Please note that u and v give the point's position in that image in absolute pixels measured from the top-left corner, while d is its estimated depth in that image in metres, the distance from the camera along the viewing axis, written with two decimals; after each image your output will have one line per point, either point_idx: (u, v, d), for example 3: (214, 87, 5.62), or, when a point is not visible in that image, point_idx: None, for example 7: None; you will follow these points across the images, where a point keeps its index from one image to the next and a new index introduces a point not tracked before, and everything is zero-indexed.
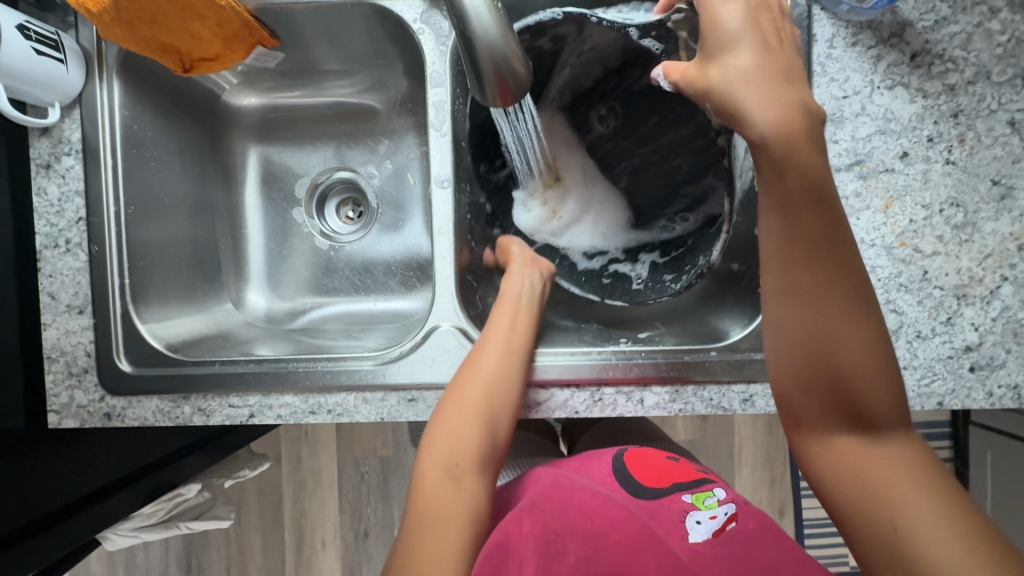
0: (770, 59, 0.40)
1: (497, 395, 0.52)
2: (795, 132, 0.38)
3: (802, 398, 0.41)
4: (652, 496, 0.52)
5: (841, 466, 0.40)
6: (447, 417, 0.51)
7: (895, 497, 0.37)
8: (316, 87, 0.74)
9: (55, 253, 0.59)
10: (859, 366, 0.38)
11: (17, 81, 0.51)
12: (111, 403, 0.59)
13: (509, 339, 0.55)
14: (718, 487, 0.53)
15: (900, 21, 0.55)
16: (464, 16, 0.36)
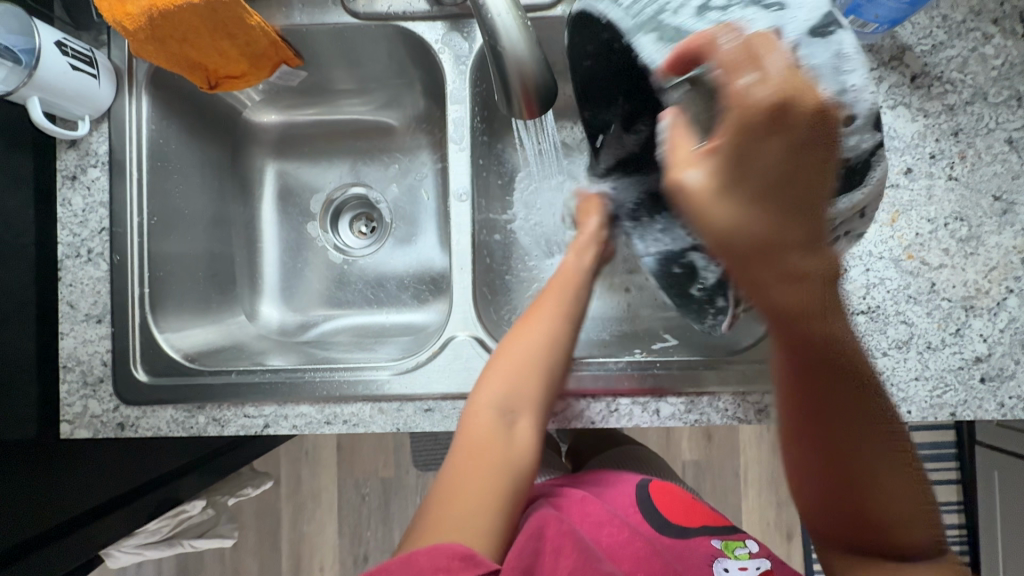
0: (787, 233, 0.30)
1: (549, 349, 0.56)
2: (800, 304, 0.29)
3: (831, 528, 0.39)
4: (679, 535, 0.52)
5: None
6: (503, 365, 0.55)
7: None
8: (334, 105, 0.76)
9: (77, 263, 0.60)
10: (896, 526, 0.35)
11: (51, 95, 0.53)
12: (125, 413, 0.59)
13: (564, 305, 0.58)
14: (750, 539, 0.53)
15: (899, 45, 0.57)
16: (496, 33, 0.38)
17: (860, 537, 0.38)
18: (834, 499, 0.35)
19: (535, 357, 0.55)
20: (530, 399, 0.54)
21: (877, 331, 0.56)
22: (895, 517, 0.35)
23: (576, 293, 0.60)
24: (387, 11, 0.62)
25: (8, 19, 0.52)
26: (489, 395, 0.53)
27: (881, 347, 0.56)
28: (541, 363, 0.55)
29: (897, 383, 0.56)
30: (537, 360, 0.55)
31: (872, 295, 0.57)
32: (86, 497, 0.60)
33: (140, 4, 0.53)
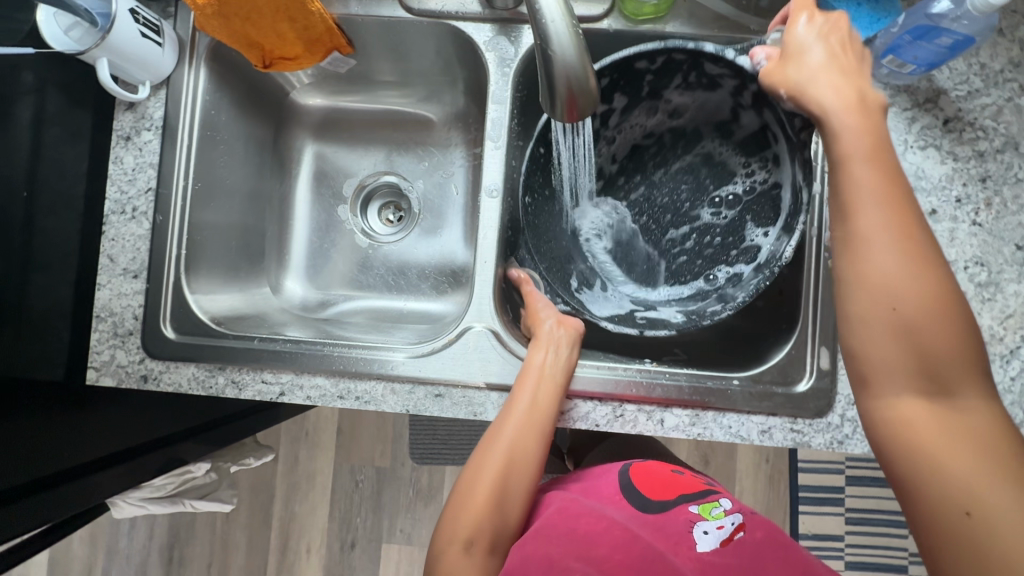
0: (849, 60, 0.46)
1: (512, 471, 0.53)
2: (853, 104, 0.44)
3: (888, 360, 0.41)
4: (659, 510, 0.53)
5: (922, 429, 0.41)
6: (467, 488, 0.53)
7: (955, 462, 0.40)
8: (377, 95, 0.78)
9: (121, 219, 0.63)
10: (925, 312, 0.40)
11: (119, 58, 0.56)
12: (149, 365, 0.61)
13: (530, 424, 0.54)
14: (724, 498, 0.55)
15: (935, 88, 0.58)
16: (549, 38, 0.40)
17: (908, 366, 0.41)
18: (891, 298, 0.41)
19: (497, 483, 0.52)
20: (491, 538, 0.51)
21: None
22: (929, 314, 0.40)
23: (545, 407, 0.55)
24: (440, 9, 0.64)
25: None
26: (454, 527, 0.51)
27: None
28: (502, 492, 0.52)
29: None
30: (502, 485, 0.52)
31: None
32: (97, 446, 0.62)
33: None
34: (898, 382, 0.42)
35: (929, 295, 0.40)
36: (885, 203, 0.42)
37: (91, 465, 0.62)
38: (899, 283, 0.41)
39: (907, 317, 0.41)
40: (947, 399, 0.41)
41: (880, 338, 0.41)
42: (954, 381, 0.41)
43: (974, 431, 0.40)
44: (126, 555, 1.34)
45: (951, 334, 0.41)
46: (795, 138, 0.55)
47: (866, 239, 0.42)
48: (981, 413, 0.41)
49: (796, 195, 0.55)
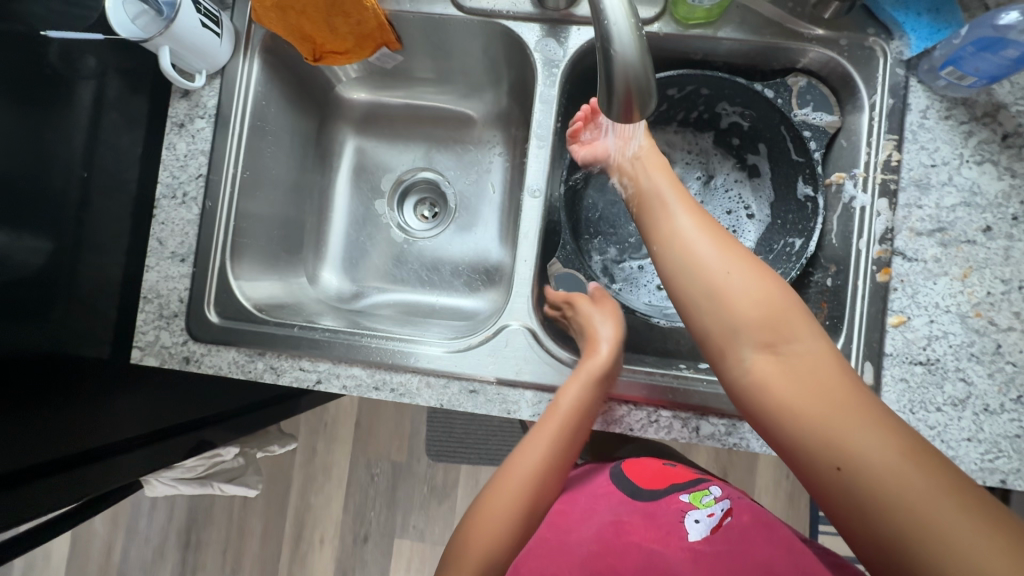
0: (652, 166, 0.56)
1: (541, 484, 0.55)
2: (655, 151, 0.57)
3: (737, 323, 0.45)
4: (650, 497, 0.58)
5: (772, 383, 0.43)
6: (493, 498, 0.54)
7: (833, 422, 0.40)
8: (420, 93, 0.79)
9: (172, 204, 0.63)
10: (736, 267, 0.47)
11: (180, 46, 0.57)
12: (192, 347, 0.62)
13: (570, 429, 0.55)
14: (714, 486, 0.59)
15: (995, 102, 0.57)
16: (611, 39, 0.40)
17: (754, 329, 0.45)
18: (700, 259, 0.48)
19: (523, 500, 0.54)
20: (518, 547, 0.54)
21: (934, 385, 0.56)
22: (741, 271, 0.46)
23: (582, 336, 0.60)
24: (492, 8, 0.63)
25: None
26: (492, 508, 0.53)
27: (935, 402, 0.55)
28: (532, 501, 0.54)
29: (948, 440, 0.55)
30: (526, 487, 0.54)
31: (933, 347, 0.56)
32: (124, 427, 0.64)
33: None
34: (739, 344, 0.45)
35: (735, 252, 0.48)
36: (680, 196, 0.52)
37: (120, 445, 0.64)
38: (713, 254, 0.48)
39: (728, 284, 0.46)
40: (786, 348, 0.44)
41: (712, 310, 0.46)
42: (790, 331, 0.44)
43: (818, 371, 0.42)
44: (145, 535, 1.36)
45: (762, 280, 0.46)
46: (801, 158, 0.63)
47: (671, 223, 0.50)
48: (819, 354, 0.43)
49: (802, 204, 0.63)
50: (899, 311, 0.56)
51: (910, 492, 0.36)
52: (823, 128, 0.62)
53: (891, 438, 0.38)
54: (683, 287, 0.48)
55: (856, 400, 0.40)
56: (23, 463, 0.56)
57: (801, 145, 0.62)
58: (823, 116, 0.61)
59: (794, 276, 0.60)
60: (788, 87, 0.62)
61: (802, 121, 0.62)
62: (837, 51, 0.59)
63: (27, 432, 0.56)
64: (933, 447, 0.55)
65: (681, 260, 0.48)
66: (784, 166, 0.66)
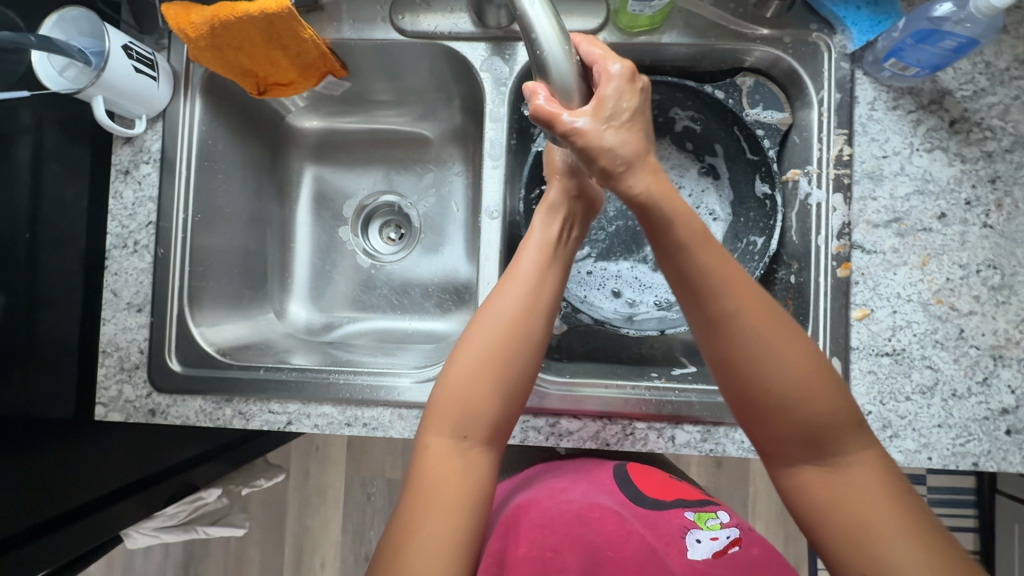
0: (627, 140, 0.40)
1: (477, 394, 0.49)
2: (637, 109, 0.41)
3: (784, 431, 0.42)
4: (654, 507, 0.56)
5: (814, 490, 0.43)
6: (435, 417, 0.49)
7: (872, 536, 0.39)
8: (373, 116, 0.78)
9: (123, 253, 0.63)
10: (791, 374, 0.41)
11: (115, 94, 0.56)
12: (156, 399, 0.60)
13: (509, 336, 0.49)
14: (721, 510, 0.57)
15: (940, 89, 0.57)
16: (547, 65, 0.41)
17: (792, 436, 0.42)
18: (744, 365, 0.42)
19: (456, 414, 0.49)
20: (468, 468, 0.48)
21: (902, 375, 0.56)
22: (796, 383, 0.41)
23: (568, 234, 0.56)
24: (433, 30, 0.61)
25: (80, 22, 0.54)
26: (432, 450, 0.48)
27: (904, 391, 0.56)
28: (478, 415, 0.49)
29: (919, 428, 0.55)
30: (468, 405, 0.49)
31: (898, 337, 0.56)
32: (100, 482, 0.63)
33: (205, 15, 0.55)
34: (785, 451, 0.43)
35: (805, 362, 0.42)
36: (734, 283, 0.42)
37: (102, 499, 0.63)
38: (764, 363, 0.41)
39: (778, 395, 0.42)
40: (834, 459, 0.42)
41: (758, 408, 0.43)
42: (835, 442, 0.42)
43: (866, 492, 0.41)
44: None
45: (819, 392, 0.42)
46: (755, 157, 0.63)
47: (706, 320, 0.42)
48: (868, 468, 0.42)
49: (762, 202, 0.64)
50: (862, 304, 0.57)
51: None
52: (775, 125, 0.61)
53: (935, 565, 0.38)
54: (727, 389, 0.44)
55: (899, 517, 0.40)
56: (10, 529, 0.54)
57: (755, 144, 0.62)
58: (775, 113, 0.61)
59: (759, 275, 0.60)
60: (737, 87, 0.62)
61: (754, 120, 0.62)
62: (782, 49, 0.59)
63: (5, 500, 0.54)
64: (905, 436, 0.56)
65: (721, 358, 0.43)
66: (740, 165, 0.65)
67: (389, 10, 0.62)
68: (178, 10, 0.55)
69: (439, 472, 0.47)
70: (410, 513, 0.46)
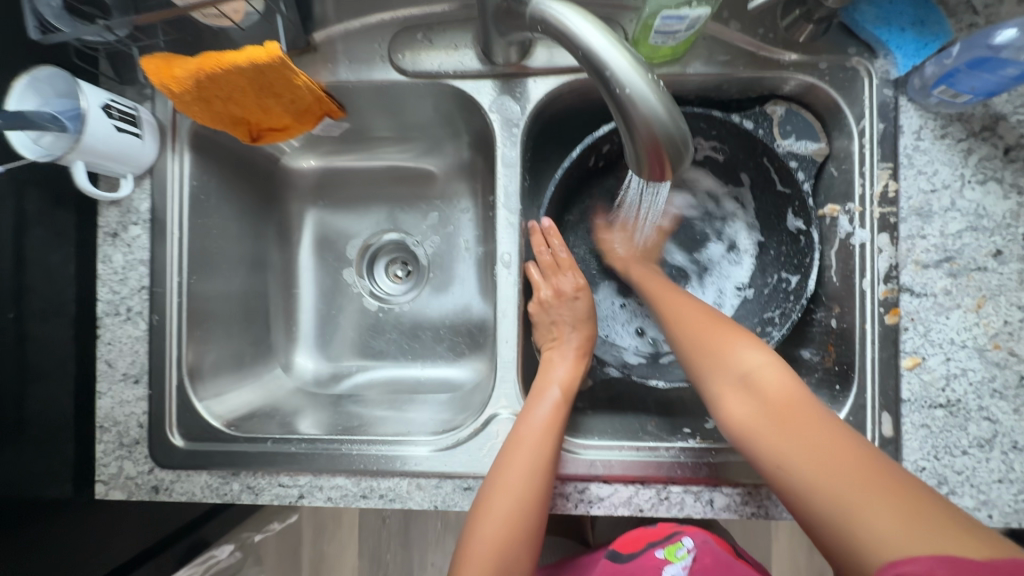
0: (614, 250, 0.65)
1: (523, 515, 0.49)
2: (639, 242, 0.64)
3: (738, 403, 0.47)
4: (626, 560, 0.57)
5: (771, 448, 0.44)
6: (476, 543, 0.48)
7: (822, 474, 0.40)
8: (374, 152, 0.73)
9: (116, 321, 0.59)
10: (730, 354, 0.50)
11: (96, 157, 0.51)
12: (159, 476, 0.57)
13: (540, 475, 0.50)
14: (687, 534, 0.57)
15: (992, 114, 0.52)
16: (635, 105, 0.35)
17: (752, 407, 0.46)
18: (701, 350, 0.52)
19: (503, 533, 0.48)
20: None
21: (957, 427, 0.52)
22: (735, 356, 0.49)
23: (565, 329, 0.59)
24: (437, 69, 0.57)
25: (56, 81, 0.49)
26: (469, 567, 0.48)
27: (961, 445, 0.52)
28: (507, 565, 0.48)
29: (978, 484, 0.51)
30: (503, 553, 0.48)
31: (953, 387, 0.52)
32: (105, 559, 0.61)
33: (188, 68, 0.50)
34: (741, 419, 0.46)
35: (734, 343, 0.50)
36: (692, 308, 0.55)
37: None
38: (710, 343, 0.51)
39: (730, 371, 0.49)
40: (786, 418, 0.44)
41: (720, 389, 0.49)
42: (785, 405, 0.45)
43: (822, 441, 0.42)
44: None
45: (760, 363, 0.48)
46: (787, 190, 0.58)
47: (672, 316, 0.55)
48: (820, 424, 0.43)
49: (796, 237, 0.59)
50: (912, 352, 0.52)
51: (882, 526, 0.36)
52: (809, 156, 0.57)
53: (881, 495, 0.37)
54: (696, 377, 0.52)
55: (851, 458, 0.40)
56: None
57: (786, 176, 0.57)
58: (809, 144, 0.56)
59: (797, 318, 0.56)
60: (767, 116, 0.57)
61: (786, 151, 0.57)
62: (818, 76, 0.54)
63: None
64: (963, 493, 0.52)
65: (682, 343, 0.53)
66: (772, 197, 0.61)
67: (388, 48, 0.57)
68: (159, 64, 0.50)
69: None
70: None
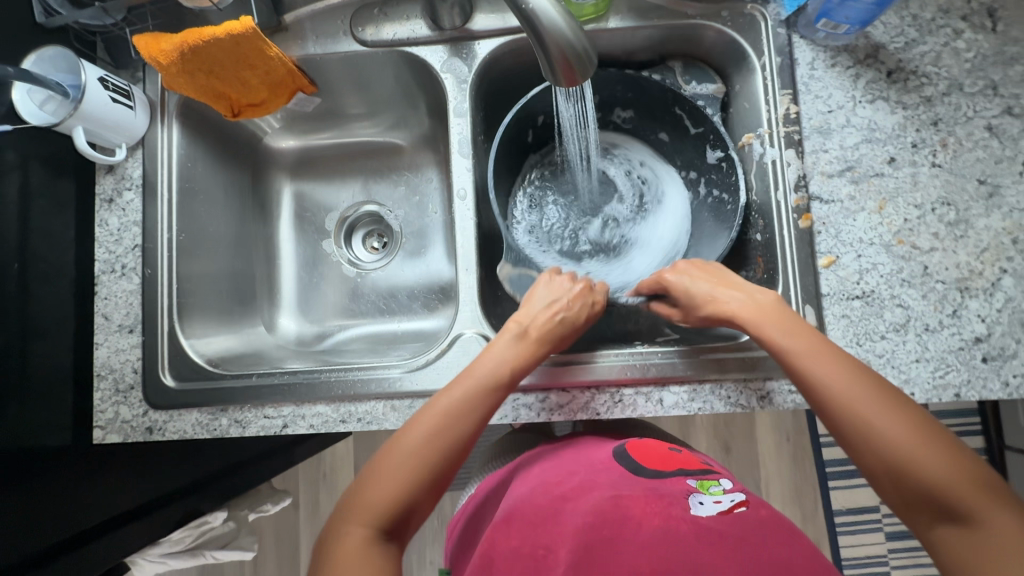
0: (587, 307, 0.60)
1: (432, 455, 0.48)
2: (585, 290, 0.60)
3: (879, 471, 0.44)
4: (652, 474, 0.54)
5: (962, 562, 0.40)
6: (377, 477, 0.47)
7: None
8: (345, 130, 0.81)
9: (112, 278, 0.65)
10: (880, 418, 0.44)
11: (93, 124, 0.58)
12: (153, 417, 0.61)
13: (450, 424, 0.49)
14: (724, 480, 0.55)
15: (873, 44, 0.60)
16: (537, 17, 0.42)
17: (893, 476, 0.43)
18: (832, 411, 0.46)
19: (405, 474, 0.46)
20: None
21: (873, 315, 0.58)
22: (875, 418, 0.44)
23: (563, 329, 0.57)
24: (393, 38, 0.65)
25: (57, 60, 0.57)
26: (363, 509, 0.45)
27: (879, 330, 0.57)
28: (400, 516, 0.46)
29: (898, 365, 0.57)
30: (399, 498, 0.46)
31: (866, 280, 0.58)
32: (93, 513, 0.62)
33: (174, 42, 0.58)
34: (918, 516, 0.42)
35: (877, 397, 0.45)
36: (821, 360, 0.47)
37: (106, 524, 0.63)
38: (851, 403, 0.45)
39: (874, 436, 0.43)
40: (967, 519, 0.40)
41: (859, 449, 0.44)
42: (954, 493, 0.41)
43: (1011, 554, 0.38)
44: None
45: (901, 427, 0.43)
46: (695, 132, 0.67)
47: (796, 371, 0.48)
48: (1010, 531, 0.39)
49: (718, 166, 0.65)
50: (827, 252, 0.59)
51: None
52: (712, 95, 0.67)
53: None
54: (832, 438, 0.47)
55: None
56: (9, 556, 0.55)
57: (696, 115, 0.65)
58: (709, 85, 0.66)
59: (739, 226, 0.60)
60: (670, 71, 0.68)
61: (693, 94, 0.67)
62: (721, 22, 0.62)
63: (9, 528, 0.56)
64: (886, 375, 0.57)
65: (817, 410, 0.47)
66: (688, 143, 0.69)
67: (349, 24, 0.66)
68: (148, 41, 0.58)
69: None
70: None
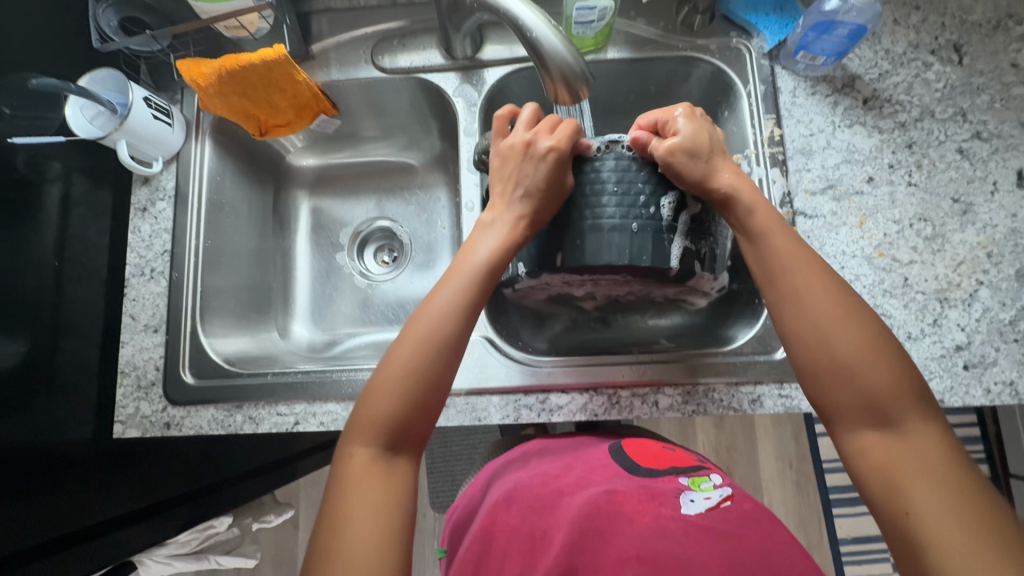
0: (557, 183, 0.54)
1: (429, 362, 0.50)
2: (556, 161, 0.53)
3: (826, 374, 0.47)
4: (647, 472, 0.56)
5: (874, 459, 0.45)
6: (381, 385, 0.50)
7: (914, 486, 0.42)
8: (362, 150, 0.87)
9: (141, 280, 0.68)
10: (839, 326, 0.47)
11: (135, 138, 0.64)
12: (171, 413, 0.64)
13: (448, 338, 0.51)
14: (715, 475, 0.56)
15: (849, 75, 0.66)
16: (541, 45, 0.49)
17: (836, 374, 0.46)
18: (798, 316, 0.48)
19: (407, 380, 0.50)
20: (389, 482, 0.48)
21: None
22: (843, 331, 0.47)
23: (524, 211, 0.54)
24: (410, 66, 0.71)
25: (107, 81, 0.63)
26: (369, 417, 0.49)
27: None
28: (401, 423, 0.49)
29: None
30: (404, 398, 0.49)
31: None
32: (106, 509, 0.65)
33: (213, 66, 0.64)
34: (846, 417, 0.46)
35: (848, 312, 0.47)
36: (796, 266, 0.50)
37: (120, 519, 0.67)
38: (820, 314, 0.48)
39: (829, 339, 0.47)
40: (892, 425, 0.45)
41: (810, 351, 0.48)
42: (887, 400, 0.45)
43: (925, 457, 0.43)
44: None
45: (854, 340, 0.46)
46: None
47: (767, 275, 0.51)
48: (926, 439, 0.44)
49: None
50: None
51: (947, 546, 0.40)
52: None
53: (971, 529, 0.40)
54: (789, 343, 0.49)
55: (934, 468, 0.43)
56: (27, 542, 0.59)
57: None
58: None
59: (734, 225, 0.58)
60: None
61: None
62: (710, 55, 0.68)
63: (29, 516, 0.59)
64: None
65: (781, 313, 0.50)
66: None
67: (371, 54, 0.72)
68: (190, 65, 0.64)
69: (355, 493, 0.46)
70: (335, 516, 0.46)
